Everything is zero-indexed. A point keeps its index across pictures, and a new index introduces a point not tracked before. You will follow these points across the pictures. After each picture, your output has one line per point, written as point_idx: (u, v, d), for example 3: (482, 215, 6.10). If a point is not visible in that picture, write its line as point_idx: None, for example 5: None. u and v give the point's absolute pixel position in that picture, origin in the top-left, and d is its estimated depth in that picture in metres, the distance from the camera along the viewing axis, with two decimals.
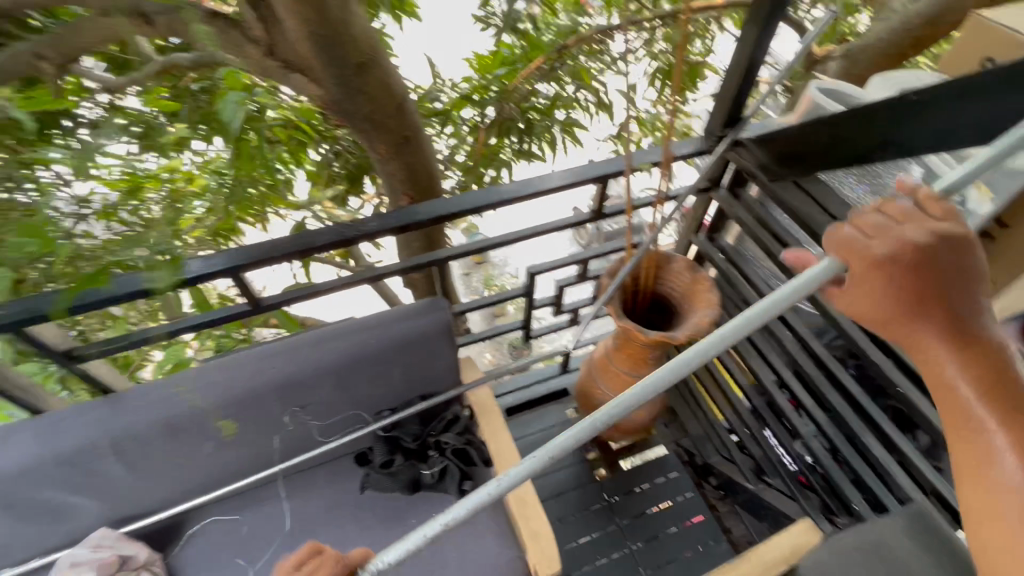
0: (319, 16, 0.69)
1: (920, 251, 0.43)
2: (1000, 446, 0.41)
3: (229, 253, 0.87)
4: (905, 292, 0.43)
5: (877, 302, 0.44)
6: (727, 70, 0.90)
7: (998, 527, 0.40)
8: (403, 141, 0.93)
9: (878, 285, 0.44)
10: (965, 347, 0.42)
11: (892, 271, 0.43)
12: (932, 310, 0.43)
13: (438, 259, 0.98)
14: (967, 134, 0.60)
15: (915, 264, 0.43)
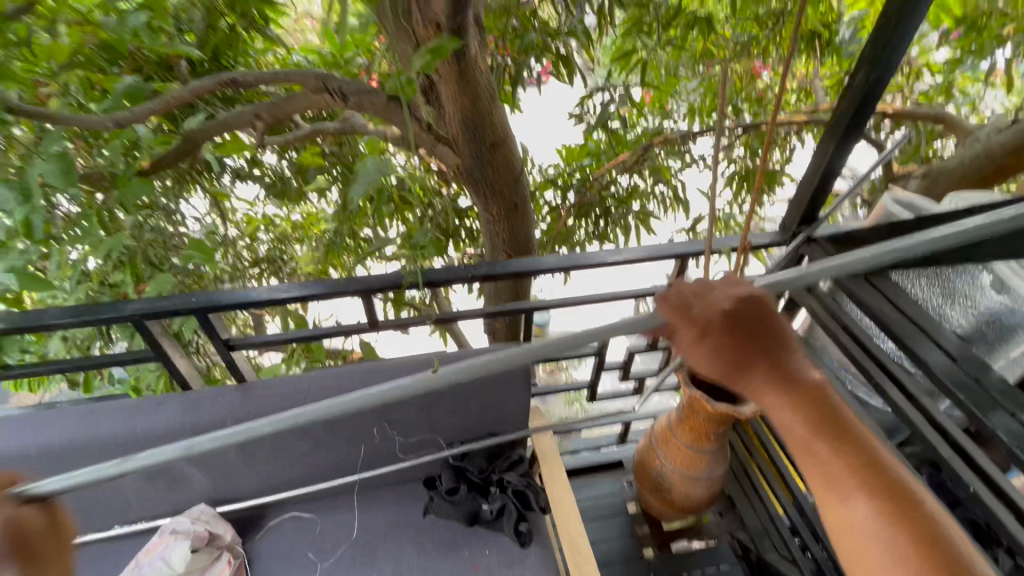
0: (474, 107, 0.90)
1: (730, 319, 0.59)
2: (836, 471, 0.53)
3: (360, 278, 1.02)
4: (731, 353, 0.58)
5: (712, 363, 0.59)
6: (806, 176, 1.02)
7: (854, 541, 0.51)
8: (513, 208, 1.11)
9: (709, 349, 0.59)
10: (786, 391, 0.57)
11: (715, 337, 0.58)
12: (752, 364, 0.58)
13: (525, 307, 1.10)
14: None
15: (727, 330, 0.58)
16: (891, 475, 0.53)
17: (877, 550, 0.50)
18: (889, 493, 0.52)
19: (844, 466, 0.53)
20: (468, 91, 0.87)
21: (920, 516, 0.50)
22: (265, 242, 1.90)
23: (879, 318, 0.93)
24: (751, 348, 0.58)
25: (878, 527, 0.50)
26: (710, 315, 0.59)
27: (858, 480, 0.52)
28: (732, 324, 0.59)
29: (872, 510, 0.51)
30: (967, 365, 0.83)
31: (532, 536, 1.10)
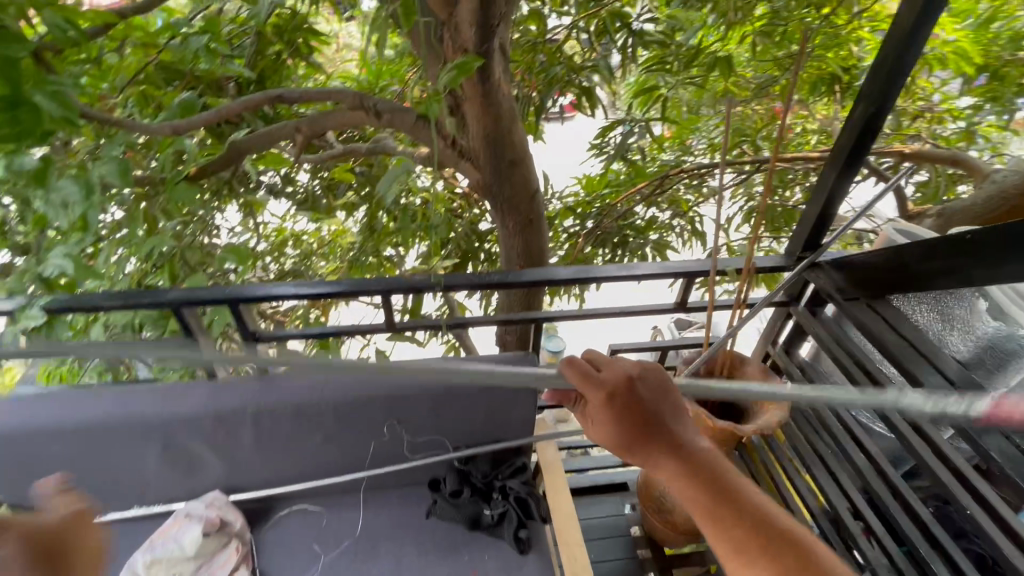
0: (497, 128, 0.98)
1: (608, 392, 0.66)
2: (716, 524, 0.56)
3: (381, 279, 1.09)
4: (615, 424, 0.65)
5: (605, 434, 0.67)
6: (810, 203, 1.06)
7: None
8: (528, 223, 1.17)
9: (600, 420, 0.67)
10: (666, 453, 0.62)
11: (601, 410, 0.66)
12: (635, 431, 0.64)
13: (536, 318, 1.15)
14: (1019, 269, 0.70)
15: (608, 402, 0.66)
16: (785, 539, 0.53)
17: None
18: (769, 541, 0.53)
19: (722, 519, 0.56)
20: (491, 112, 0.95)
21: (803, 560, 0.51)
22: (294, 250, 2.01)
23: (881, 343, 0.95)
24: (631, 419, 0.64)
25: None
26: (603, 383, 0.67)
27: (737, 529, 0.54)
28: (611, 396, 0.66)
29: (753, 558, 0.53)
30: (966, 390, 0.84)
31: (531, 544, 1.12)
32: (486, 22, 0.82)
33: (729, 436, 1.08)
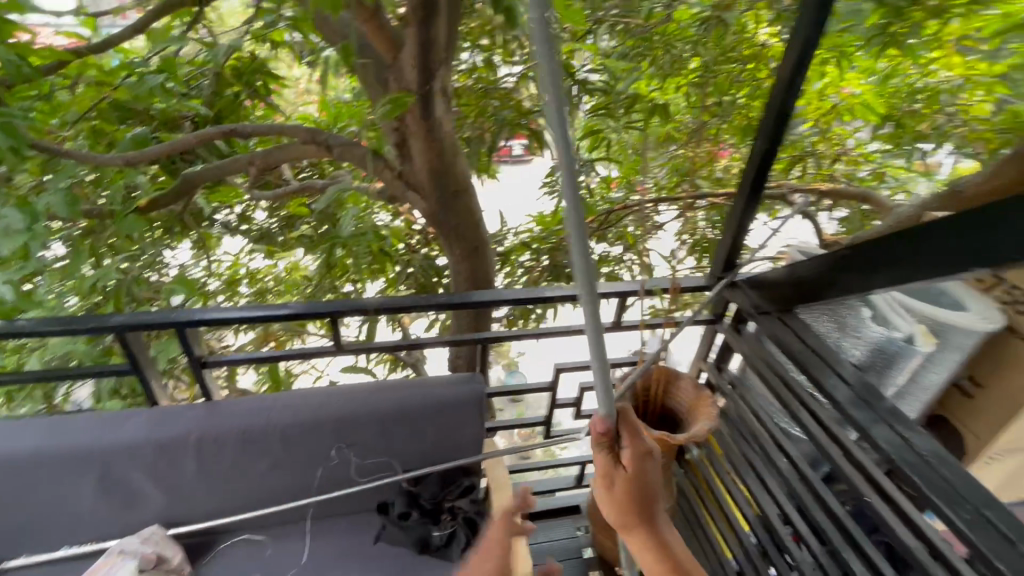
0: (441, 161, 1.06)
1: (639, 479, 0.70)
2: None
3: (331, 302, 1.13)
4: (632, 501, 0.71)
5: (617, 499, 0.71)
6: (725, 229, 1.18)
7: None
8: (474, 250, 1.24)
9: (621, 491, 0.70)
10: (651, 536, 0.72)
11: (624, 487, 0.70)
12: (642, 514, 0.71)
13: (482, 339, 1.21)
14: (884, 278, 0.82)
15: (635, 482, 0.70)
16: None
17: None
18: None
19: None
20: (435, 146, 1.03)
21: None
22: (251, 283, 2.03)
23: (790, 351, 1.06)
24: (643, 503, 0.71)
25: None
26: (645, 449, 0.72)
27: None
28: (637, 480, 0.70)
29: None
30: (859, 389, 0.94)
31: None
32: (427, 67, 0.92)
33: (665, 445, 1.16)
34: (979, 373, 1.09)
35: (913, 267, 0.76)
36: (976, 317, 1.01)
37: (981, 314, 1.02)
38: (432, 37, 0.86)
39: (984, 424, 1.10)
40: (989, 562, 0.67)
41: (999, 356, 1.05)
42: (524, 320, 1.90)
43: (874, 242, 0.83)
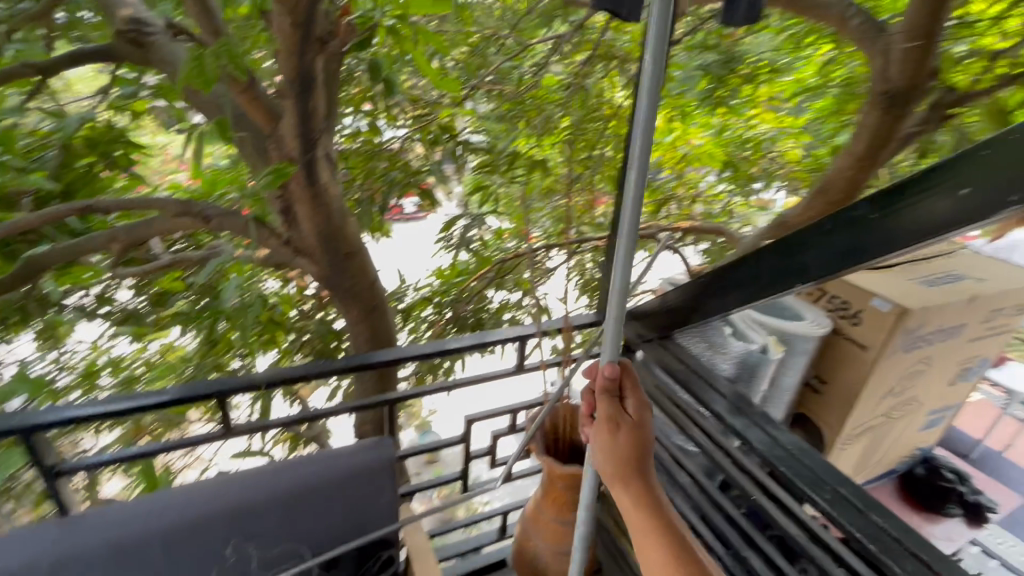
0: (330, 225, 1.06)
1: (639, 430, 0.73)
2: (659, 548, 0.68)
3: (218, 381, 1.05)
4: (632, 450, 0.72)
5: (617, 449, 0.72)
6: (604, 268, 1.30)
7: None
8: (372, 309, 1.23)
9: (623, 439, 0.72)
10: (646, 491, 0.71)
11: (627, 434, 0.72)
12: (640, 466, 0.72)
13: (387, 400, 1.18)
14: (734, 299, 0.95)
15: (636, 432, 0.73)
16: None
17: None
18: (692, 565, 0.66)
19: (668, 549, 0.67)
20: (322, 210, 1.03)
21: None
22: (115, 371, 1.80)
23: (673, 372, 1.17)
24: (640, 455, 0.72)
25: None
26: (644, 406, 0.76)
27: (673, 556, 0.67)
28: (638, 432, 0.73)
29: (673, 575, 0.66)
30: (733, 399, 1.07)
31: None
32: (307, 136, 0.93)
33: (579, 481, 1.20)
34: (823, 372, 1.28)
35: (752, 288, 0.91)
36: (809, 325, 1.20)
37: (813, 321, 1.21)
38: (312, 108, 0.89)
39: (834, 415, 1.28)
40: (850, 533, 0.79)
41: (834, 355, 1.25)
42: (430, 375, 1.89)
43: (722, 269, 0.97)
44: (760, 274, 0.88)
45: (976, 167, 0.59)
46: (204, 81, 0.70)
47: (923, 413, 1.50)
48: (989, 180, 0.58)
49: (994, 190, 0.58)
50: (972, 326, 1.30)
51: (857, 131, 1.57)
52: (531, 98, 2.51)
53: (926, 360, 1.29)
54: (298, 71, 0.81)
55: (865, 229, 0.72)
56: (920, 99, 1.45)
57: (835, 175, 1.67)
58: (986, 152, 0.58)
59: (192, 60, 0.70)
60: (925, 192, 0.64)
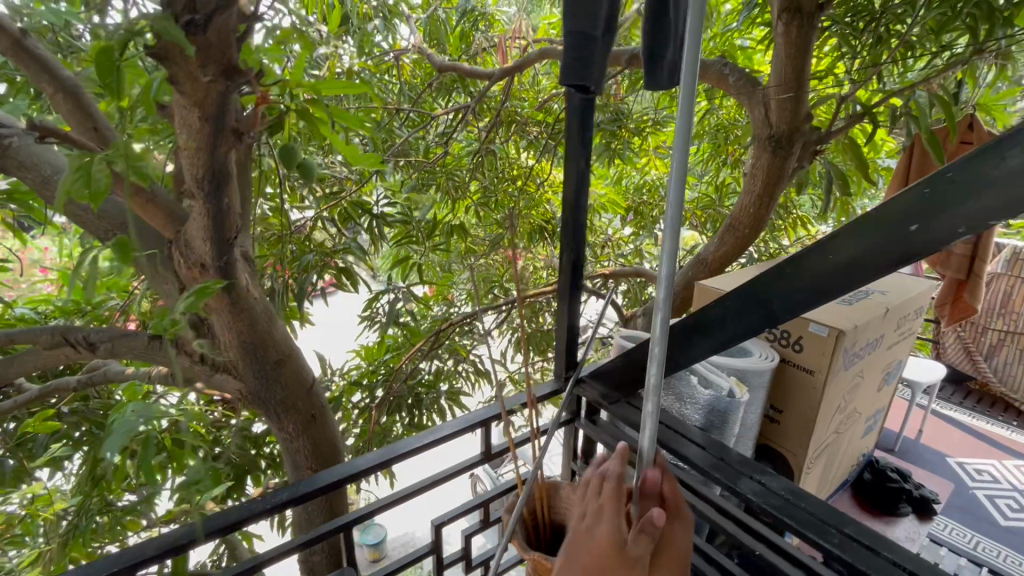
0: (254, 333, 0.92)
1: (685, 530, 0.62)
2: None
3: (127, 551, 0.87)
4: (681, 549, 0.60)
5: (669, 554, 0.59)
6: (557, 331, 1.25)
7: None
8: (311, 419, 1.08)
9: (669, 536, 0.61)
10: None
11: (675, 531, 0.61)
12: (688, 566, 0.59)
13: (346, 524, 1.02)
14: (701, 350, 0.93)
15: (681, 529, 0.62)
16: None
17: None
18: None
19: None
20: (243, 315, 0.89)
21: None
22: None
23: None
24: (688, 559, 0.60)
25: None
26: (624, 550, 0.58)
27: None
28: (683, 531, 0.62)
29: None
30: (713, 449, 1.04)
31: None
32: (221, 238, 0.81)
33: None
34: (777, 401, 1.32)
35: (716, 335, 0.90)
36: (760, 359, 1.24)
37: (763, 354, 1.26)
38: (228, 205, 0.77)
39: (794, 441, 1.31)
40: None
41: (784, 384, 1.30)
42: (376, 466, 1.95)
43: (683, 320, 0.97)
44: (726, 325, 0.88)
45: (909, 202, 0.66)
46: (94, 195, 0.52)
47: (861, 422, 1.60)
48: (926, 212, 0.64)
49: (936, 223, 0.64)
50: (889, 335, 1.42)
51: (752, 172, 1.73)
52: (441, 166, 2.49)
53: (859, 374, 1.39)
54: (210, 167, 0.70)
55: (816, 272, 0.76)
56: (801, 141, 1.60)
57: (739, 211, 1.83)
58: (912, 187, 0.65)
59: (75, 168, 0.52)
60: (873, 229, 0.69)
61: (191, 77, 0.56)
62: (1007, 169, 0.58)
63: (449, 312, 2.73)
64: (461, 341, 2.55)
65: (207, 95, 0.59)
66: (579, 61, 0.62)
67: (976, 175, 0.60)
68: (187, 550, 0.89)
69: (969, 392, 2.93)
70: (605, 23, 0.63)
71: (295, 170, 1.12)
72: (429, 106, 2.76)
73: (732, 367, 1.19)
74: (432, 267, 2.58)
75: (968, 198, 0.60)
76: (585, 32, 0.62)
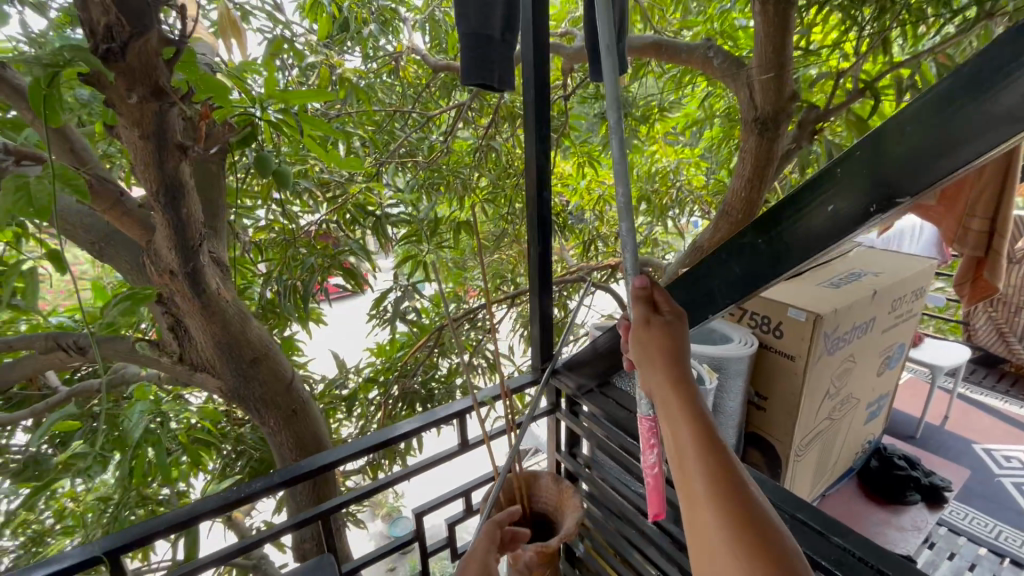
0: (227, 338, 1.11)
1: (675, 334, 0.63)
2: (708, 514, 0.48)
3: (111, 535, 0.92)
4: (668, 352, 0.61)
5: (654, 359, 0.61)
6: (531, 323, 1.28)
7: (713, 540, 0.47)
8: (292, 413, 1.28)
9: (654, 343, 0.62)
10: (685, 386, 0.58)
11: (659, 336, 0.62)
12: (679, 367, 0.60)
13: (328, 508, 1.10)
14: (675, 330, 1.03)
15: (671, 334, 0.62)
16: (742, 488, 0.49)
17: (726, 541, 0.46)
18: (770, 541, 0.45)
19: (708, 479, 0.50)
20: (216, 318, 1.06)
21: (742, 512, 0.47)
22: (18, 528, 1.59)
23: (619, 419, 1.18)
24: (680, 360, 0.60)
25: (719, 529, 0.47)
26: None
27: (728, 520, 0.47)
28: (675, 335, 0.63)
29: (737, 557, 0.44)
30: None
31: None
32: (186, 246, 0.92)
33: (547, 558, 1.04)
34: (760, 389, 1.32)
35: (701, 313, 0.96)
36: (739, 345, 1.22)
37: (743, 340, 1.24)
38: (186, 215, 0.87)
39: (779, 427, 1.30)
40: (817, 563, 0.77)
41: (763, 371, 1.30)
42: (388, 460, 1.99)
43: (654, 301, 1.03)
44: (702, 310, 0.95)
45: (864, 169, 0.69)
46: (38, 211, 0.62)
47: (863, 408, 1.56)
48: (883, 181, 0.67)
49: (890, 194, 0.67)
50: (882, 318, 1.38)
51: (742, 155, 1.71)
52: (446, 164, 2.47)
53: (851, 358, 1.35)
54: (162, 180, 0.80)
55: (787, 245, 0.80)
56: (787, 121, 1.57)
57: (732, 197, 1.80)
58: (862, 154, 0.69)
59: (14, 189, 0.61)
60: (816, 202, 0.75)
61: (121, 99, 0.66)
62: (957, 134, 0.60)
63: (460, 307, 2.76)
64: (472, 335, 2.56)
65: (141, 114, 0.69)
66: (481, 56, 0.93)
67: (924, 142, 0.63)
68: (196, 522, 0.97)
69: (1006, 375, 2.77)
70: (502, 26, 0.95)
71: (272, 178, 1.18)
72: (432, 104, 2.75)
73: (708, 354, 1.18)
74: (443, 264, 2.56)
75: (893, 168, 0.66)
76: (488, 34, 0.93)
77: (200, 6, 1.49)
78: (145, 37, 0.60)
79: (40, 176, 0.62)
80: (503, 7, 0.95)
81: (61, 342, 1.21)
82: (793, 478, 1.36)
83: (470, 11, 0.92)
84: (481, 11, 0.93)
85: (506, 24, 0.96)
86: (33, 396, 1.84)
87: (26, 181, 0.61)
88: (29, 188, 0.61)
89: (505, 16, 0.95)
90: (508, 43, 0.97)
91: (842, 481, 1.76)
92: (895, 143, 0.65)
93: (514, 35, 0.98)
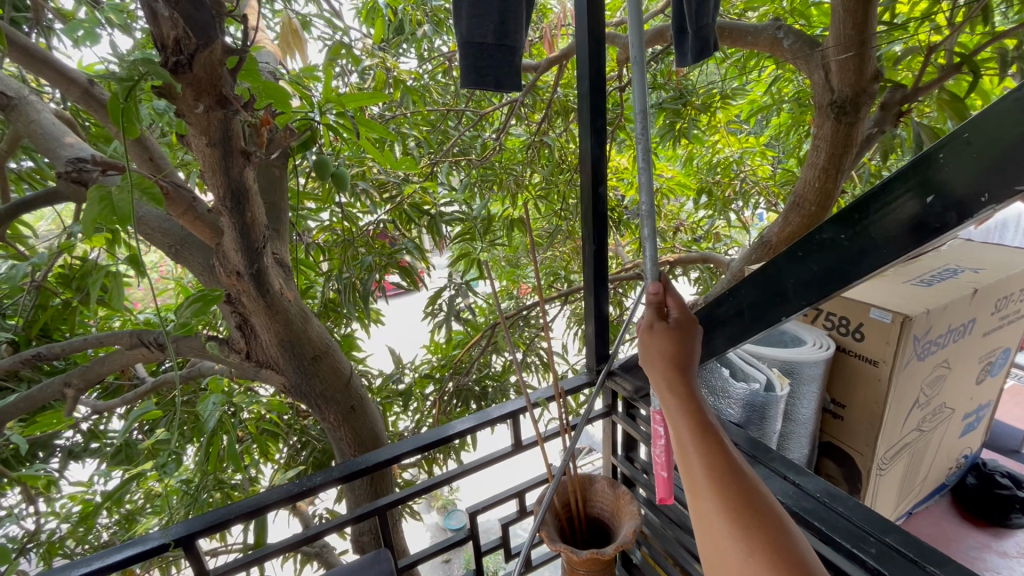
0: (290, 336, 1.17)
1: (676, 334, 0.62)
2: (712, 509, 0.50)
3: (187, 521, 0.98)
4: (669, 353, 0.60)
5: (654, 361, 0.61)
6: (587, 323, 1.25)
7: (716, 535, 0.49)
8: (351, 409, 1.33)
9: (655, 344, 0.61)
10: (685, 383, 0.58)
11: (660, 338, 0.61)
12: (681, 366, 0.59)
13: (383, 502, 1.11)
14: (739, 331, 0.96)
15: (673, 335, 0.62)
16: (743, 484, 0.50)
17: (728, 537, 0.47)
18: (770, 531, 0.47)
19: (710, 477, 0.51)
20: (279, 317, 1.12)
21: (746, 508, 0.48)
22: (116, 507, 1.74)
23: None
24: (681, 359, 0.60)
25: (724, 528, 0.48)
26: None
27: (731, 516, 0.48)
28: (677, 335, 0.62)
29: (741, 551, 0.46)
30: (746, 445, 0.99)
31: None
32: (250, 247, 0.98)
33: (602, 564, 1.00)
34: (837, 396, 1.22)
35: (773, 314, 0.89)
36: (813, 348, 1.13)
37: (817, 342, 1.15)
38: (251, 219, 0.93)
39: (858, 438, 1.20)
40: None
41: (840, 377, 1.20)
42: (443, 455, 2.01)
43: (720, 301, 0.98)
44: (771, 310, 0.89)
45: (973, 155, 0.60)
46: (121, 218, 0.65)
47: (957, 418, 1.41)
48: (994, 167, 0.59)
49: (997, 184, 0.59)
50: (984, 319, 1.23)
51: (816, 142, 1.59)
52: (499, 161, 2.42)
53: (944, 364, 1.22)
54: (229, 186, 0.86)
55: (871, 241, 0.73)
56: (869, 104, 1.45)
57: (805, 187, 1.68)
58: (973, 136, 0.60)
59: (98, 201, 0.65)
60: (903, 192, 0.68)
61: (189, 109, 0.71)
62: None
63: (514, 304, 2.72)
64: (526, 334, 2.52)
65: (209, 122, 0.75)
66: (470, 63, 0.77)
67: None
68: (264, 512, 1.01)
69: None
70: (496, 31, 0.77)
71: (332, 181, 1.20)
72: (486, 101, 2.69)
73: (776, 358, 1.11)
74: (496, 262, 2.53)
75: (1005, 152, 0.58)
76: (480, 41, 0.77)
77: (261, 15, 1.52)
78: (210, 48, 0.64)
79: (121, 184, 0.67)
80: (498, 9, 0.76)
81: (143, 338, 1.35)
82: (874, 494, 1.25)
83: (458, 15, 0.76)
84: (473, 17, 0.76)
85: (508, 26, 0.78)
86: (125, 386, 2.01)
87: (110, 190, 0.66)
88: (109, 198, 0.66)
89: (501, 19, 0.77)
90: (507, 50, 0.79)
91: (931, 498, 1.60)
92: (1012, 124, 0.57)
93: (517, 39, 0.79)
